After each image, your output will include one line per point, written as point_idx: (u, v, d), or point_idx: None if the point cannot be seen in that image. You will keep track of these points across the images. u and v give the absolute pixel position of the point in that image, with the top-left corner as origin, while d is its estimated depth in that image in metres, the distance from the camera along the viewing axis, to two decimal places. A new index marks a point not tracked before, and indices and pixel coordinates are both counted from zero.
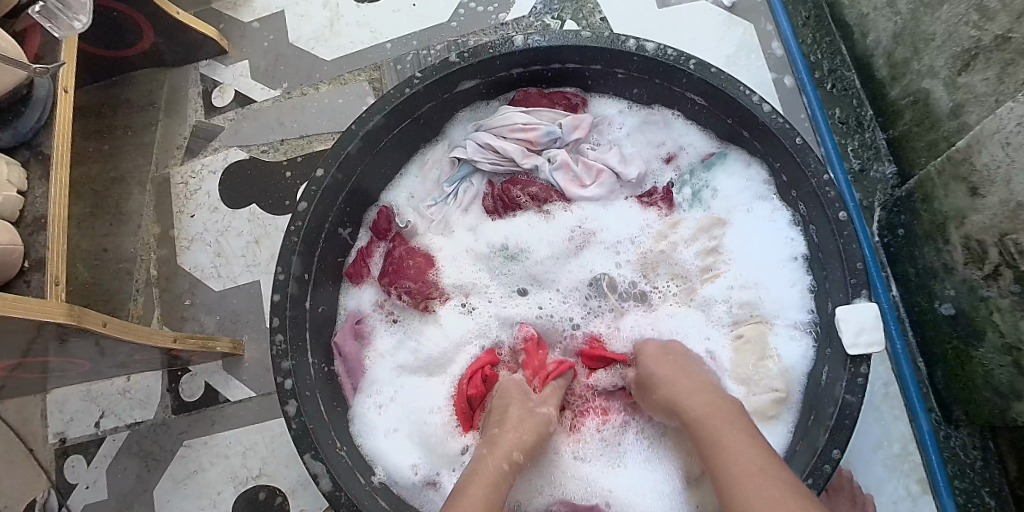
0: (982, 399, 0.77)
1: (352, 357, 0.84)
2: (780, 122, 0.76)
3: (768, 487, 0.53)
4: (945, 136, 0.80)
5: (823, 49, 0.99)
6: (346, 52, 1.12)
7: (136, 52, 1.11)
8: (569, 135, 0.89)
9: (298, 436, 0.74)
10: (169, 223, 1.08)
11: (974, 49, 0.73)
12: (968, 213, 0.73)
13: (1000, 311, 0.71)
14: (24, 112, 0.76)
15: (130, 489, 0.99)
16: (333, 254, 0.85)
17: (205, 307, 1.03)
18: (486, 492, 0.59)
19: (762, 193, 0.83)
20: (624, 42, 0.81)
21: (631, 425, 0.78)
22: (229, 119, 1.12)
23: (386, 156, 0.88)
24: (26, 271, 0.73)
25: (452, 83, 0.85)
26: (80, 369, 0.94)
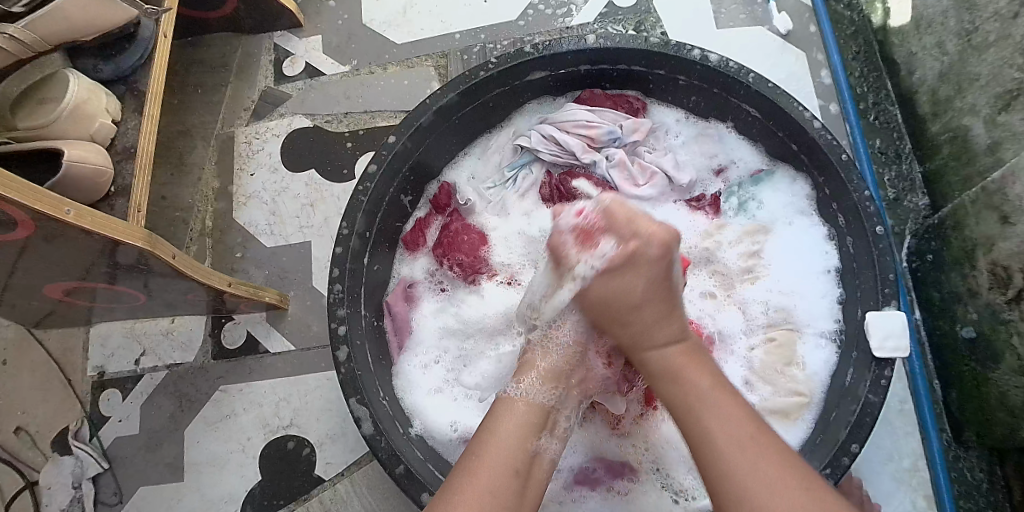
0: (995, 420, 0.81)
1: (401, 317, 0.89)
2: (829, 139, 0.81)
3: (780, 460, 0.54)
4: (980, 171, 0.86)
5: (870, 83, 1.05)
6: (415, 37, 1.18)
7: (217, 15, 1.17)
8: (627, 136, 0.94)
9: (347, 379, 0.77)
10: (229, 179, 1.13)
11: (1016, 90, 0.79)
12: (997, 241, 0.78)
13: (1021, 335, 0.76)
14: (127, 49, 0.82)
15: (161, 427, 1.02)
16: (393, 218, 0.90)
17: (255, 262, 1.08)
18: (514, 431, 0.61)
19: (803, 209, 0.88)
20: (688, 51, 0.86)
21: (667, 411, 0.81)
22: (297, 88, 1.18)
23: (452, 134, 0.93)
24: (112, 195, 0.78)
25: (523, 72, 0.90)
26: (132, 303, 0.98)
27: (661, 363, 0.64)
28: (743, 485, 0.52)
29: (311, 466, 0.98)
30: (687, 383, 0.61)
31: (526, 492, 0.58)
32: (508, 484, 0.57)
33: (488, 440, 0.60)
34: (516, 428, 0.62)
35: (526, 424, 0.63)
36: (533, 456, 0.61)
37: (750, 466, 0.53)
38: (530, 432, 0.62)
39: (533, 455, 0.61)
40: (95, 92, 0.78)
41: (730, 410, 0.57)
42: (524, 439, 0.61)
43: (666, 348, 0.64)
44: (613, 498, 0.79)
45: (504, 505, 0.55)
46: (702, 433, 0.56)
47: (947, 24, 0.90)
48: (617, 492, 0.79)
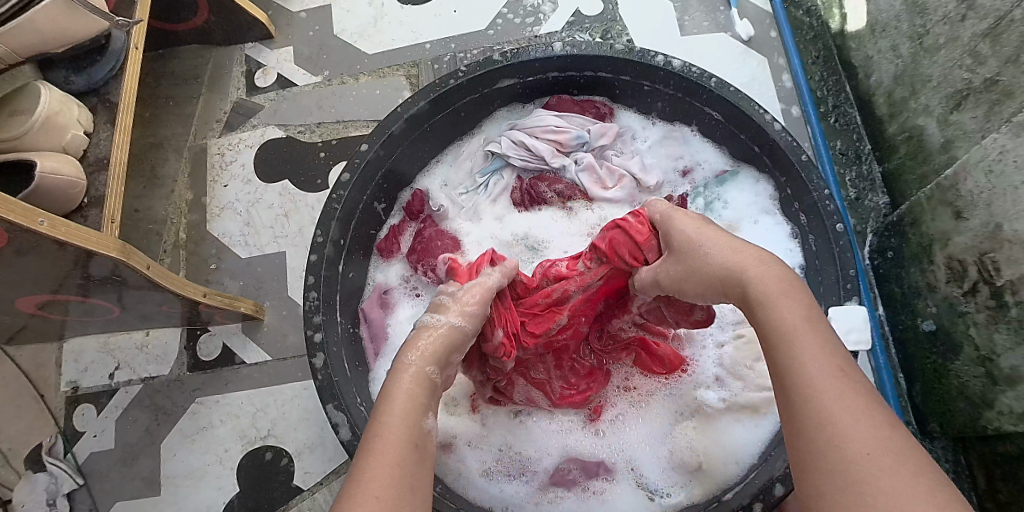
0: (957, 409, 0.83)
1: (376, 323, 0.90)
2: (789, 139, 0.83)
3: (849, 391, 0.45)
4: (935, 169, 0.89)
5: (829, 86, 1.09)
6: (386, 48, 1.19)
7: (188, 27, 1.17)
8: (595, 140, 0.96)
9: (323, 386, 0.78)
10: (202, 191, 1.13)
11: (966, 90, 0.83)
12: (952, 235, 0.80)
13: (977, 326, 0.79)
14: (98, 62, 0.82)
15: (137, 441, 1.01)
16: (367, 226, 0.91)
17: (230, 273, 1.08)
18: (406, 410, 0.54)
19: (767, 208, 0.90)
20: (652, 57, 0.89)
21: (637, 408, 0.83)
22: (269, 99, 1.18)
23: (422, 142, 0.94)
24: (85, 207, 0.78)
25: (493, 80, 0.92)
26: (106, 316, 0.98)
27: (762, 283, 0.54)
28: (822, 409, 0.44)
29: (289, 476, 0.98)
30: (776, 304, 0.52)
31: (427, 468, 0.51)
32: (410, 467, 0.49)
33: (382, 421, 0.53)
34: (407, 403, 0.55)
35: (418, 401, 0.56)
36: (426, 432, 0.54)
37: (827, 384, 0.46)
38: (421, 406, 0.56)
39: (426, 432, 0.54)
40: (66, 104, 0.78)
41: (810, 334, 0.49)
42: (416, 416, 0.54)
43: (749, 268, 0.56)
44: (587, 500, 0.79)
45: (406, 482, 0.48)
46: (783, 356, 0.49)
47: (900, 27, 0.93)
48: (592, 493, 0.79)
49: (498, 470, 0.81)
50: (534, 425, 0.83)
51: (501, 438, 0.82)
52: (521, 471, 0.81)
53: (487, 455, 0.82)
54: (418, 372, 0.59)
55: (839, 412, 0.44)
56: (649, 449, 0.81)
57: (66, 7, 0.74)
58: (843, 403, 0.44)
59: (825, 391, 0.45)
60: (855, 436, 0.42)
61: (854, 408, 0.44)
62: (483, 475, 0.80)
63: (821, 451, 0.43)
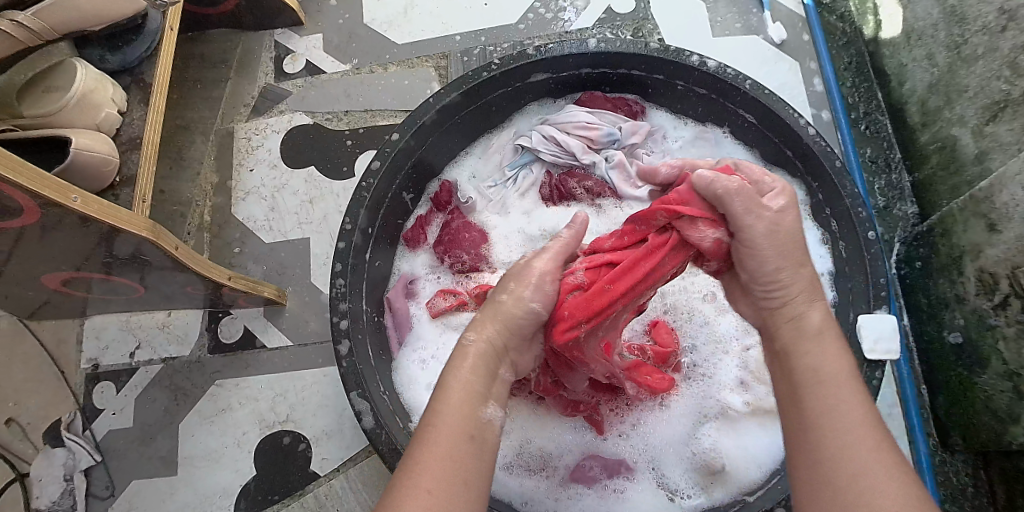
0: (981, 422, 0.83)
1: (402, 313, 0.90)
2: (823, 144, 0.83)
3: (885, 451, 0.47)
4: (968, 180, 0.88)
5: (861, 94, 1.08)
6: (416, 38, 1.19)
7: (219, 11, 1.18)
8: (627, 138, 0.96)
9: (347, 373, 0.78)
10: (228, 174, 1.14)
11: (1004, 102, 0.82)
12: (984, 248, 0.80)
13: (1005, 339, 0.78)
14: (133, 41, 0.82)
15: (156, 420, 1.02)
16: (394, 216, 0.91)
17: (253, 257, 1.08)
18: (459, 402, 0.54)
19: (798, 213, 0.90)
20: (687, 57, 0.88)
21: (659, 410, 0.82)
22: (297, 85, 1.18)
23: (453, 133, 0.94)
24: (117, 186, 0.78)
25: (526, 74, 0.92)
26: (130, 295, 0.98)
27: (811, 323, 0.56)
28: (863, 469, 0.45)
29: (307, 461, 0.98)
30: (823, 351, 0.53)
31: (486, 459, 0.51)
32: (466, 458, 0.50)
33: (438, 411, 0.54)
34: (463, 396, 0.55)
35: (475, 390, 0.56)
36: (484, 421, 0.54)
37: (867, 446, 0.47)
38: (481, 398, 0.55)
39: (485, 421, 0.54)
40: (101, 83, 0.78)
41: (843, 387, 0.50)
42: (473, 406, 0.54)
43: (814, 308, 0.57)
44: (605, 497, 0.79)
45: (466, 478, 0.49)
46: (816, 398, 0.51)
47: (938, 36, 0.93)
48: (613, 490, 0.79)
49: (519, 464, 0.81)
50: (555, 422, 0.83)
51: (520, 433, 0.82)
52: (542, 466, 0.81)
53: (508, 448, 0.82)
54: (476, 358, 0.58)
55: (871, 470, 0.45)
56: (668, 449, 0.81)
57: None
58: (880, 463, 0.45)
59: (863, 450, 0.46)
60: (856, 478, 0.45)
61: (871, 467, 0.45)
62: (503, 468, 0.81)
63: (822, 489, 0.46)
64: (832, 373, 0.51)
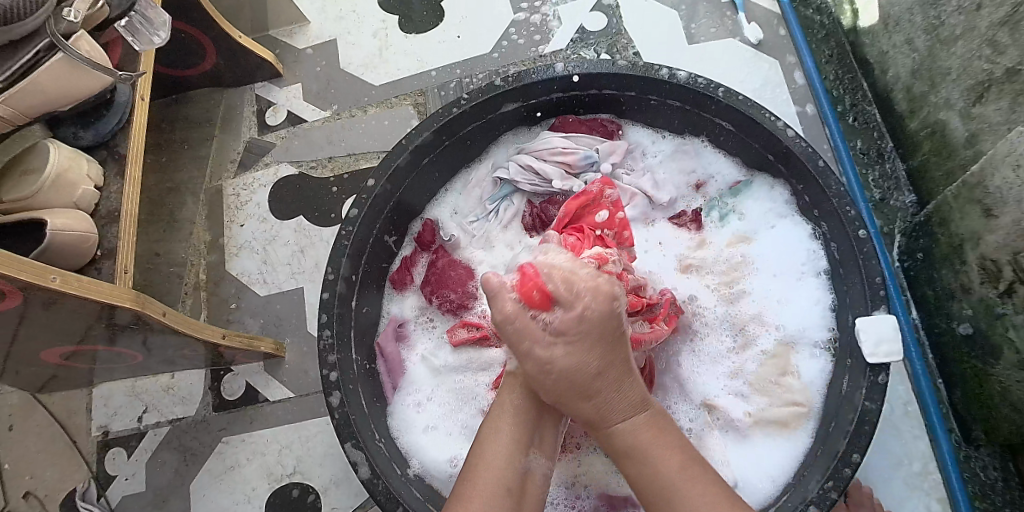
0: (1001, 416, 0.79)
1: (393, 357, 0.89)
2: (804, 146, 0.81)
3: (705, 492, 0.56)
4: (961, 164, 0.85)
5: (845, 85, 1.05)
6: (393, 78, 1.20)
7: (201, 72, 1.19)
8: (604, 158, 0.95)
9: (341, 425, 0.77)
10: (219, 231, 1.15)
11: (988, 81, 0.79)
12: (983, 235, 0.77)
13: (1016, 328, 0.74)
14: (106, 115, 0.86)
15: (167, 483, 1.02)
16: (378, 259, 0.91)
17: (250, 311, 1.09)
18: (503, 450, 0.61)
19: (784, 213, 0.88)
20: (658, 71, 0.87)
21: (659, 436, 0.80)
22: (280, 136, 1.20)
23: (427, 171, 0.94)
24: (99, 259, 0.81)
25: (497, 105, 0.92)
26: (131, 362, 0.99)
27: (625, 440, 0.61)
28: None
29: None
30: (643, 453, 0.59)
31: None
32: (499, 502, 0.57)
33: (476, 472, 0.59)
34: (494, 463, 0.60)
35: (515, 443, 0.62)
36: (523, 472, 0.61)
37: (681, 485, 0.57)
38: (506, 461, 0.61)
39: (524, 473, 0.61)
40: (75, 160, 0.81)
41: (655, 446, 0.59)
42: (513, 455, 0.61)
43: None
44: None
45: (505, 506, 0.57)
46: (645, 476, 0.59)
47: (914, 21, 0.90)
48: None
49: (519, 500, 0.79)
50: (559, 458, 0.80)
51: None
52: (573, 500, 0.79)
53: None
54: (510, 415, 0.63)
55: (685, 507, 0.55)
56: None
57: (68, 64, 0.76)
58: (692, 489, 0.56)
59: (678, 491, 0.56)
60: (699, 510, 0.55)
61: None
62: None
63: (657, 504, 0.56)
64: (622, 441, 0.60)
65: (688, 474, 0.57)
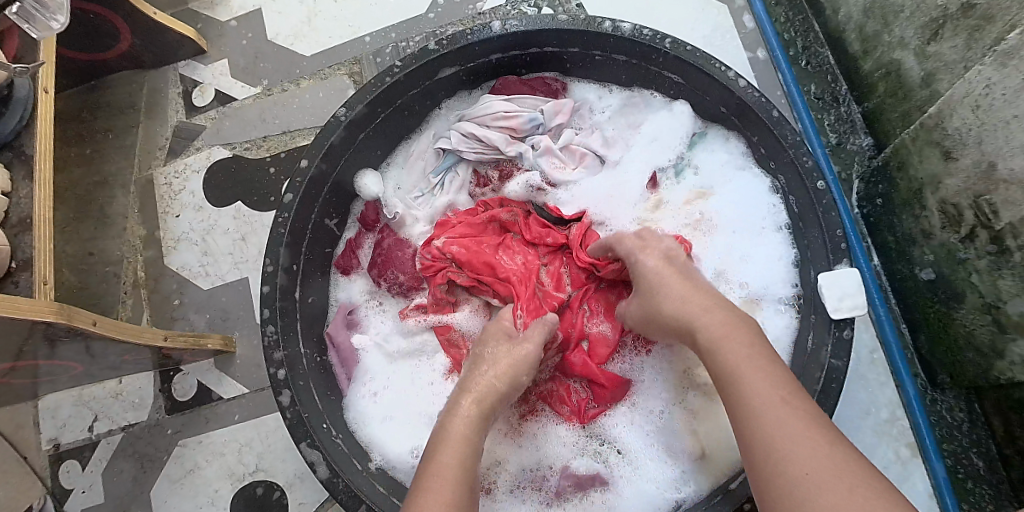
0: (965, 360, 0.79)
1: (345, 346, 0.85)
2: (757, 96, 0.77)
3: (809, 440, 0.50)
4: (918, 105, 0.82)
5: (797, 27, 1.01)
6: (324, 47, 1.12)
7: (114, 54, 1.10)
8: (551, 120, 0.89)
9: (294, 424, 0.74)
10: (155, 224, 1.08)
11: (942, 18, 0.74)
12: (943, 179, 0.74)
13: (979, 273, 0.73)
14: (5, 114, 0.78)
15: (126, 492, 0.98)
16: (320, 245, 0.86)
17: (195, 307, 1.03)
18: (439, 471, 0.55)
19: (740, 165, 0.84)
20: (600, 23, 0.82)
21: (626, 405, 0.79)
22: (210, 118, 1.12)
23: (366, 147, 0.88)
24: (14, 271, 0.75)
25: (433, 71, 0.86)
26: (72, 372, 0.93)
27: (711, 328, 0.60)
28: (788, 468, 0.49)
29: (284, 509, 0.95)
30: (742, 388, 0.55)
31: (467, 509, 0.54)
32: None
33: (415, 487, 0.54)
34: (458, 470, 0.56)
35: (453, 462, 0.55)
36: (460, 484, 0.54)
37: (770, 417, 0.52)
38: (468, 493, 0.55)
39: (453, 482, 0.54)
40: None
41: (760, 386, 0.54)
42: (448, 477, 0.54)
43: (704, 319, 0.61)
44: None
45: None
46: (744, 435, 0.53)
47: None
48: (596, 503, 0.75)
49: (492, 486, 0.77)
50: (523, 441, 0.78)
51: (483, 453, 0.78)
52: (538, 482, 0.77)
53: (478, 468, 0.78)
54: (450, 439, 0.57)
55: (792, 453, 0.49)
56: (659, 451, 0.76)
57: None
58: (785, 429, 0.51)
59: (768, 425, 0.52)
60: (827, 504, 0.46)
61: (809, 467, 0.48)
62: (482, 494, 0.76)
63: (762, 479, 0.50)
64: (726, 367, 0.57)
65: (817, 441, 0.50)
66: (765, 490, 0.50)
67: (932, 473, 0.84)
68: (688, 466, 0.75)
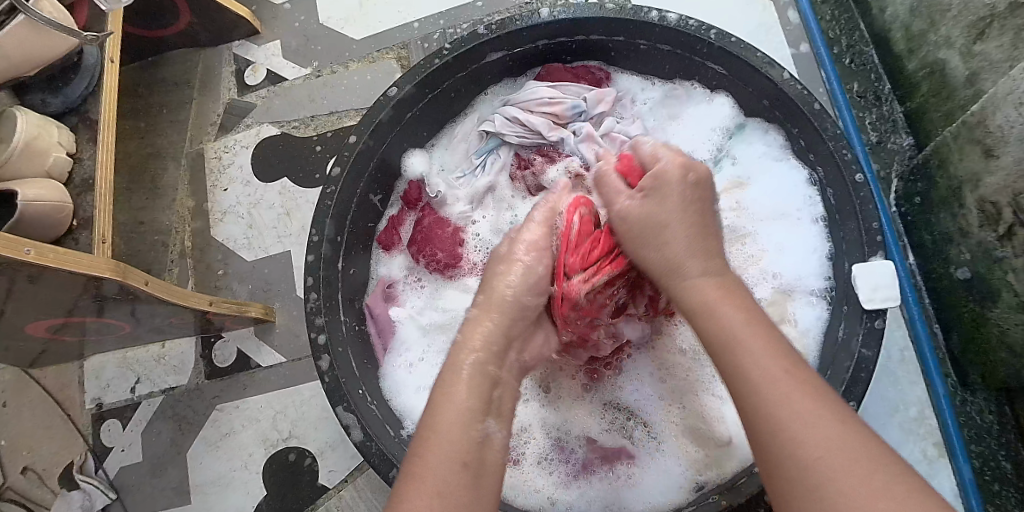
0: (999, 360, 0.78)
1: (382, 318, 0.88)
2: (799, 89, 0.78)
3: (827, 424, 0.46)
4: (961, 105, 0.82)
5: (841, 26, 1.02)
6: (374, 31, 1.15)
7: (173, 32, 1.14)
8: (592, 108, 0.91)
9: (331, 388, 0.77)
10: (203, 197, 1.12)
11: (989, 17, 0.75)
12: (983, 177, 0.75)
13: (1016, 272, 0.73)
14: (73, 79, 0.82)
15: (164, 452, 1.02)
16: (365, 219, 0.89)
17: (238, 277, 1.07)
18: (457, 417, 0.55)
19: (779, 158, 0.85)
20: (646, 13, 0.84)
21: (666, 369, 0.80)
22: (260, 97, 1.16)
23: (413, 127, 0.91)
24: (75, 228, 0.79)
25: (480, 54, 0.88)
26: (119, 333, 0.97)
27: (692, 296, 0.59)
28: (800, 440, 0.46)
29: (315, 476, 0.98)
30: (742, 359, 0.52)
31: (479, 487, 0.52)
32: (461, 475, 0.51)
33: (428, 439, 0.54)
34: (453, 419, 0.55)
35: (470, 410, 0.56)
36: (482, 439, 0.55)
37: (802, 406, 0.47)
38: (475, 416, 0.56)
39: (482, 440, 0.55)
40: (44, 127, 0.78)
41: (779, 384, 0.49)
42: (469, 423, 0.55)
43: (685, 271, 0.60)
44: (617, 486, 0.77)
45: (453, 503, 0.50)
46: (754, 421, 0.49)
47: None
48: (620, 479, 0.77)
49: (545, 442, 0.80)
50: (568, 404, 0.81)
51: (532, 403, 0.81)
52: (565, 456, 0.79)
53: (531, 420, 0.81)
54: (469, 381, 0.59)
55: (814, 438, 0.45)
56: (685, 432, 0.78)
57: (31, 27, 0.73)
58: (801, 407, 0.47)
59: (801, 414, 0.47)
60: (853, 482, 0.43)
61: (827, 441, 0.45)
62: (530, 461, 0.79)
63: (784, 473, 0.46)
64: (732, 337, 0.53)
65: (829, 422, 0.46)
66: (773, 475, 0.46)
67: (959, 474, 0.85)
68: (712, 450, 0.76)
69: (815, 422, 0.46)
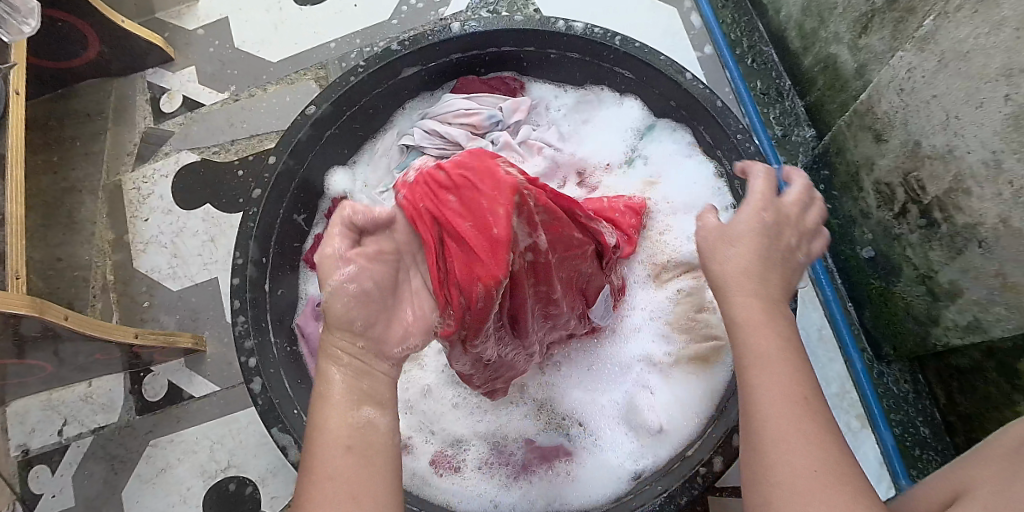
0: (906, 331, 0.83)
1: (313, 336, 0.87)
2: (701, 88, 0.82)
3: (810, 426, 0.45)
4: (854, 95, 0.87)
5: (741, 29, 1.06)
6: (291, 53, 1.15)
7: (82, 62, 1.11)
8: (509, 117, 0.94)
9: (265, 410, 0.76)
10: (124, 228, 1.09)
11: (871, 12, 0.80)
12: (876, 160, 0.79)
13: (912, 246, 0.78)
14: None
15: (97, 494, 0.98)
16: (290, 239, 0.89)
17: (165, 308, 1.04)
18: (341, 405, 0.49)
19: (688, 154, 0.89)
20: (554, 23, 0.86)
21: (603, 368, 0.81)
22: (178, 124, 1.13)
23: (332, 145, 0.91)
24: None
25: (395, 71, 0.89)
26: (40, 374, 0.93)
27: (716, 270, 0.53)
28: (777, 449, 0.44)
29: (256, 504, 0.96)
30: (752, 340, 0.48)
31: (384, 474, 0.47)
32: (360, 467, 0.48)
33: (319, 437, 0.48)
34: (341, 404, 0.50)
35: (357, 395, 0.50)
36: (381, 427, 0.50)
37: (786, 405, 0.46)
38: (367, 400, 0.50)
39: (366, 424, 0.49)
40: None
41: (775, 390, 0.46)
42: (349, 411, 0.49)
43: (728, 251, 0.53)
44: (557, 482, 0.77)
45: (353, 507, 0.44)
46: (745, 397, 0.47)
47: None
48: (557, 476, 0.78)
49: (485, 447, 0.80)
50: (502, 408, 0.82)
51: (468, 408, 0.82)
52: (503, 457, 0.80)
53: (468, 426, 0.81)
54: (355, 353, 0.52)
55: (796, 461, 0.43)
56: (619, 425, 0.80)
57: None
58: (783, 415, 0.45)
59: (783, 419, 0.45)
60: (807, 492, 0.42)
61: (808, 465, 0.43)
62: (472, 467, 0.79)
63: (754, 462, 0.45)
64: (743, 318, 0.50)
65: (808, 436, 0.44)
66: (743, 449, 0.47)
67: (881, 441, 0.89)
68: (648, 440, 0.78)
69: (805, 442, 0.44)
